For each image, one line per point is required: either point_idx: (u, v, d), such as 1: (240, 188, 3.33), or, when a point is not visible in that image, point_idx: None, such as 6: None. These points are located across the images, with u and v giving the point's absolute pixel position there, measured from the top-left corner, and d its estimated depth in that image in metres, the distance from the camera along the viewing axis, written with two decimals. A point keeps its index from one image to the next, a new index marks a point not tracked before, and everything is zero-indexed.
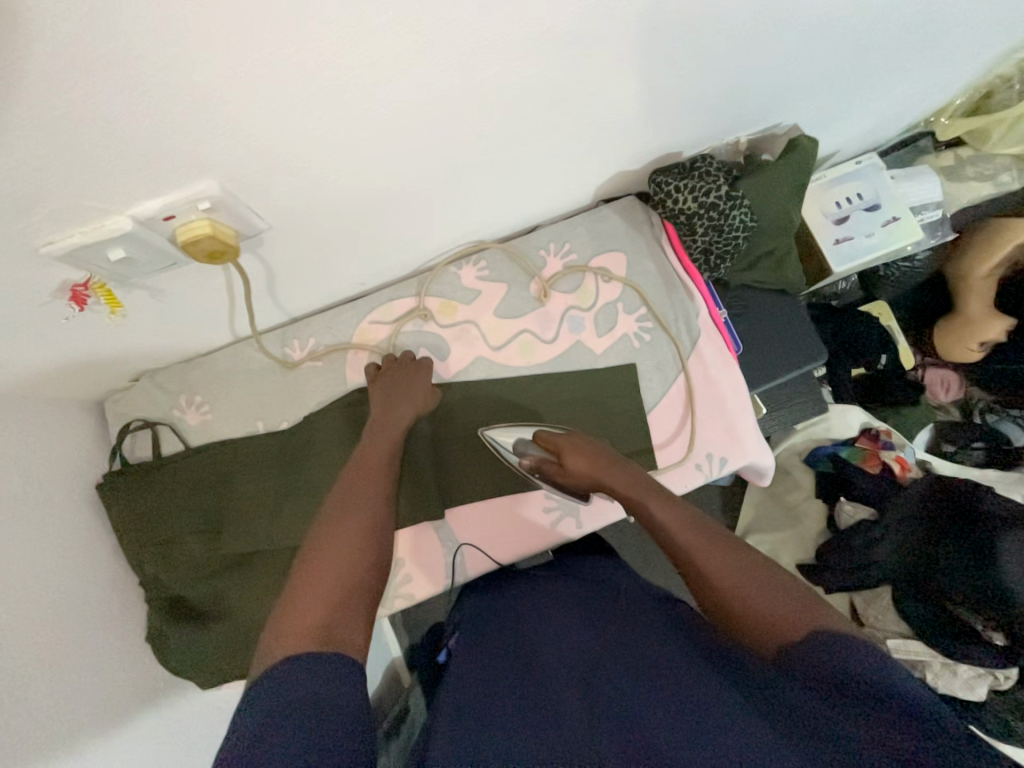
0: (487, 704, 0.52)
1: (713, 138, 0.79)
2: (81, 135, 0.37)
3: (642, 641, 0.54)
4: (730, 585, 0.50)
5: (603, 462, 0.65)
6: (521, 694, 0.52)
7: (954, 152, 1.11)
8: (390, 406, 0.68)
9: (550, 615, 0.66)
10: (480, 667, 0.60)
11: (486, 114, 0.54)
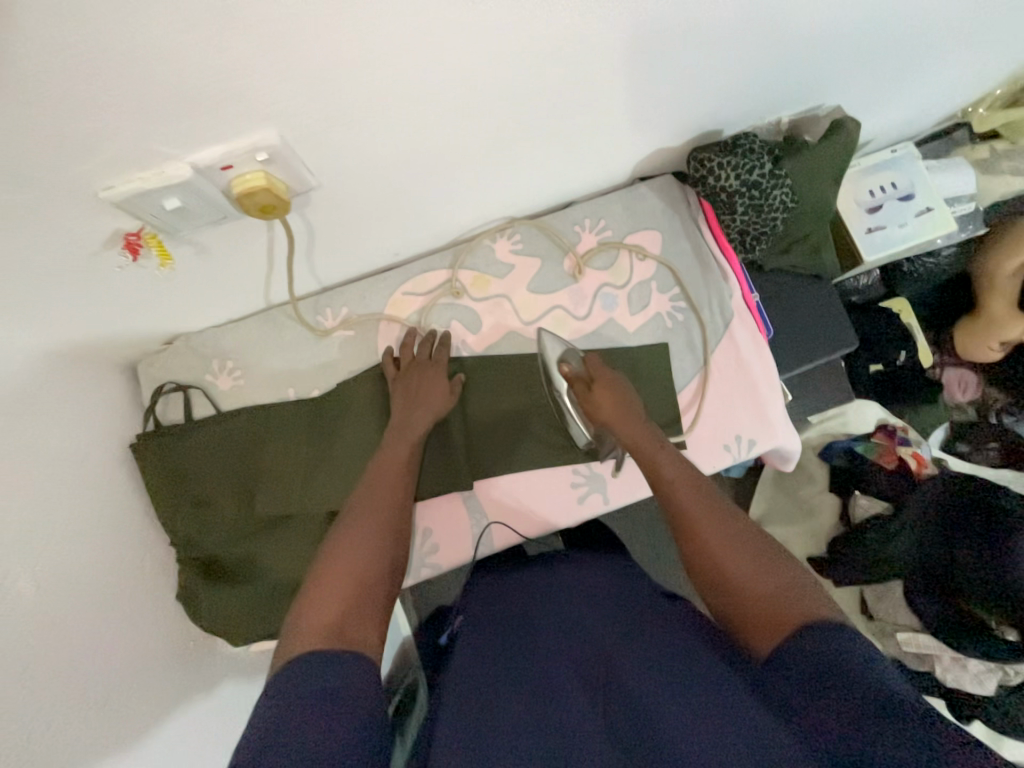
0: (497, 688, 0.53)
1: (755, 117, 0.78)
2: (152, 75, 0.37)
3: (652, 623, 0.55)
4: (726, 551, 0.53)
5: (625, 413, 0.68)
6: (532, 676, 0.53)
7: (989, 145, 1.09)
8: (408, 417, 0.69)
9: (560, 591, 0.67)
10: (487, 647, 0.61)
11: (539, 74, 0.54)
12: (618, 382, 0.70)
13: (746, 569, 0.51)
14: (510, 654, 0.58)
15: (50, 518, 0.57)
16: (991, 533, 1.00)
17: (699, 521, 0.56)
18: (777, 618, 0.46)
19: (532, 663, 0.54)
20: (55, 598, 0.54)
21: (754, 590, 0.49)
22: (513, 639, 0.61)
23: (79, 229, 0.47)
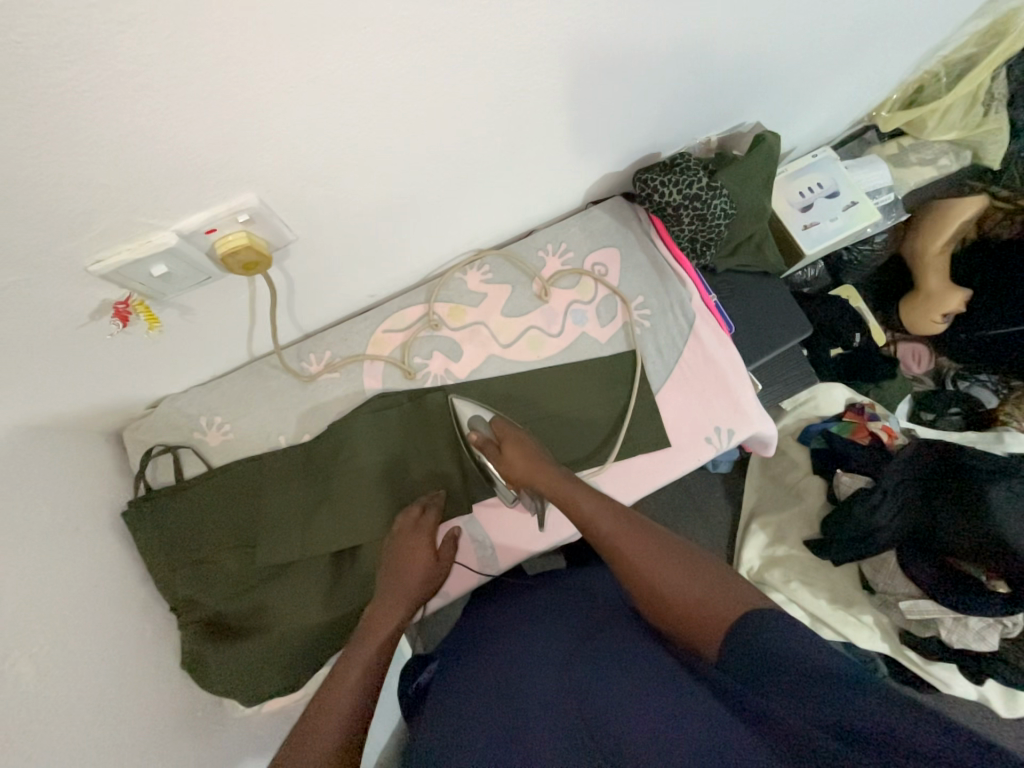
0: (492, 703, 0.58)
1: (688, 137, 0.87)
2: (138, 154, 0.40)
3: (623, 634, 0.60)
4: (662, 574, 0.57)
5: (542, 467, 0.69)
6: (516, 691, 0.57)
7: (897, 142, 1.22)
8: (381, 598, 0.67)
9: (543, 611, 0.71)
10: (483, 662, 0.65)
11: (492, 118, 0.60)
12: (526, 438, 0.72)
13: (685, 582, 0.56)
14: (497, 672, 0.62)
15: (48, 596, 0.56)
16: (966, 492, 1.03)
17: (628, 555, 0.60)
18: (720, 619, 0.51)
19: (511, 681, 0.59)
20: (58, 678, 0.53)
21: (693, 606, 0.54)
22: (504, 650, 0.66)
23: (70, 302, 0.49)
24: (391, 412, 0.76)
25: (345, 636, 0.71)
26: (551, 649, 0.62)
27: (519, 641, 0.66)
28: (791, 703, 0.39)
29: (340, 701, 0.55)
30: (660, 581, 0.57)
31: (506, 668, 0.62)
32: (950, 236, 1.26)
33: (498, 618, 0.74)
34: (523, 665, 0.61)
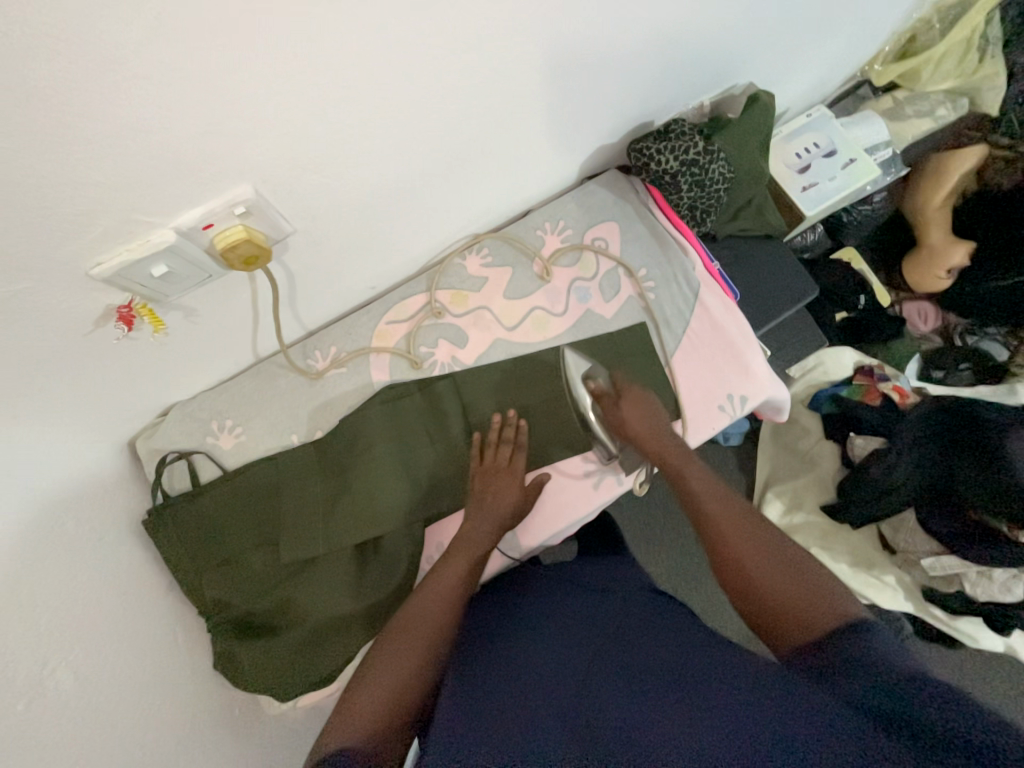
0: (528, 674, 0.58)
1: (680, 103, 0.85)
2: (129, 150, 0.40)
3: (644, 636, 0.61)
4: (749, 554, 0.59)
5: (655, 428, 0.74)
6: (553, 669, 0.58)
7: (892, 96, 1.20)
8: (474, 526, 0.72)
9: (572, 602, 0.72)
10: (515, 638, 0.66)
11: (481, 95, 0.58)
12: (645, 399, 0.76)
13: (773, 570, 0.57)
14: (529, 648, 0.63)
15: (79, 607, 0.56)
16: (983, 442, 1.02)
17: (726, 530, 0.62)
18: (809, 615, 0.52)
19: (546, 659, 0.60)
20: (96, 685, 0.54)
21: (788, 599, 0.54)
22: (535, 634, 0.66)
23: (73, 310, 0.48)
24: (402, 400, 0.76)
25: (373, 628, 0.71)
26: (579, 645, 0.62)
27: (550, 628, 0.66)
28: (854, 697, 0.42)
29: (422, 639, 0.60)
30: (754, 562, 0.58)
31: (536, 646, 0.63)
32: (950, 189, 1.24)
33: (528, 600, 0.74)
34: (558, 649, 0.62)
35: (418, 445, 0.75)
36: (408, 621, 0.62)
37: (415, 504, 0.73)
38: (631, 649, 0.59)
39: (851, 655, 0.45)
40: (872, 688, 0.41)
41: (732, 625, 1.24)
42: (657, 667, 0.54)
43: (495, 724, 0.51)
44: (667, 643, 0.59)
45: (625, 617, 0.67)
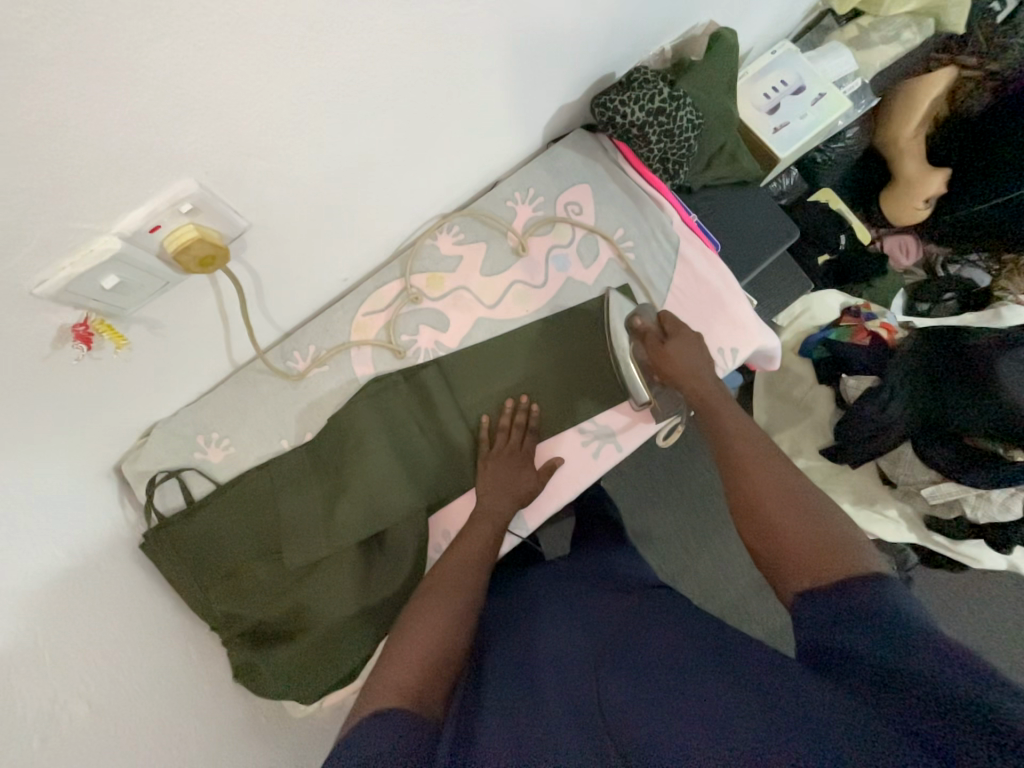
0: (536, 676, 0.56)
1: (641, 51, 0.81)
2: (52, 150, 0.37)
3: (639, 626, 0.60)
4: (776, 502, 0.58)
5: (698, 369, 0.71)
6: (556, 672, 0.56)
7: (856, 23, 1.16)
8: (492, 498, 0.72)
9: (567, 601, 0.71)
10: (520, 640, 0.64)
11: (430, 61, 0.55)
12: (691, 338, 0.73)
13: (798, 515, 0.55)
14: (540, 642, 0.62)
15: (83, 637, 0.55)
16: (973, 369, 1.03)
17: (752, 475, 0.61)
18: (835, 553, 0.50)
19: (557, 652, 0.60)
20: (114, 713, 0.53)
21: (810, 539, 0.53)
22: (545, 629, 0.65)
23: (25, 334, 0.45)
24: (390, 392, 0.74)
25: (388, 622, 0.71)
26: (588, 636, 0.62)
27: (558, 623, 0.66)
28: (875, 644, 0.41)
29: (452, 607, 0.60)
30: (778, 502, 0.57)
31: (547, 639, 0.63)
32: (922, 116, 1.21)
33: (530, 604, 0.73)
34: (558, 650, 0.60)
35: (412, 436, 0.73)
36: (437, 590, 0.62)
37: (416, 494, 0.72)
38: (627, 640, 0.58)
39: (867, 607, 0.43)
40: (890, 640, 0.41)
41: (744, 576, 1.26)
42: (651, 655, 0.53)
43: (514, 713, 0.50)
44: (662, 630, 0.58)
45: (620, 610, 0.65)
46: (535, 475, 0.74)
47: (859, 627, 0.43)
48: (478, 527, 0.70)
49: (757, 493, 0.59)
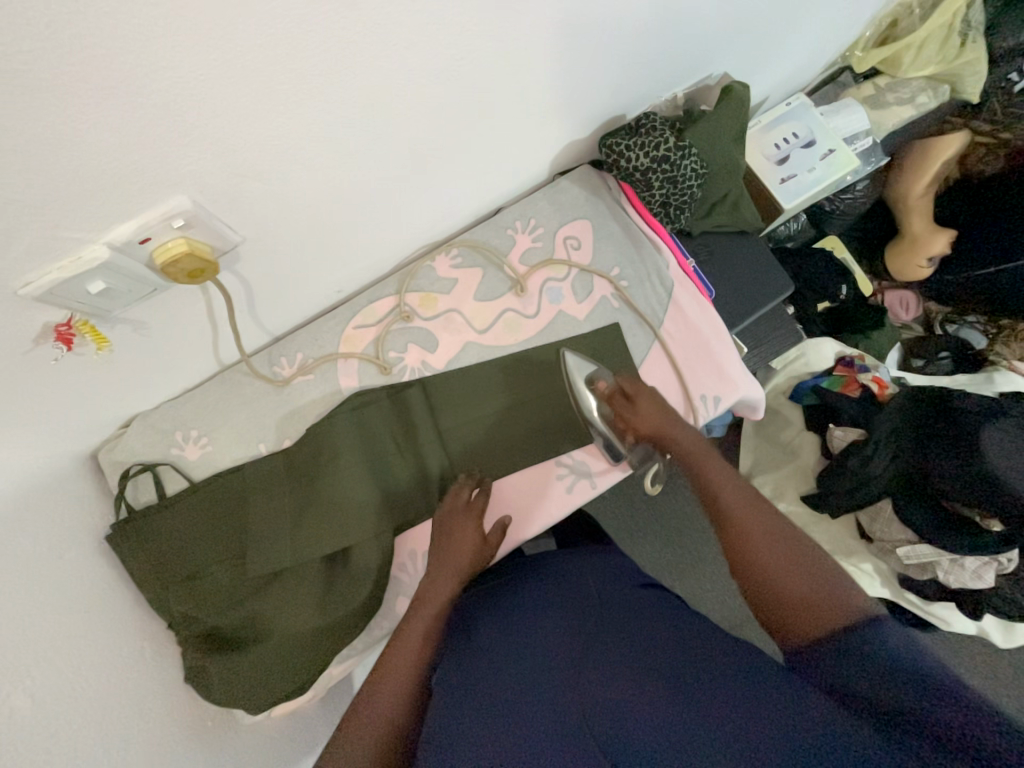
0: (490, 686, 0.58)
1: (653, 95, 0.83)
2: (47, 164, 0.37)
3: (632, 629, 0.62)
4: (769, 551, 0.59)
5: (672, 422, 0.74)
6: (543, 674, 0.57)
7: (873, 82, 1.18)
8: (435, 578, 0.70)
9: (541, 604, 0.72)
10: (486, 644, 0.66)
11: (433, 98, 0.56)
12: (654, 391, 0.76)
13: (790, 562, 0.58)
14: (536, 636, 0.65)
15: (36, 630, 0.55)
16: (960, 431, 1.03)
17: (747, 521, 0.63)
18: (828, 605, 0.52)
19: (551, 646, 0.62)
20: (56, 712, 0.53)
21: (805, 590, 0.55)
22: (541, 623, 0.67)
23: (6, 331, 0.46)
24: (372, 407, 0.75)
25: (345, 637, 0.71)
26: (585, 630, 0.63)
27: (559, 617, 0.68)
28: (890, 685, 0.42)
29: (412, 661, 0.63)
30: (768, 550, 0.59)
31: (545, 633, 0.65)
32: (932, 177, 1.23)
33: (507, 605, 0.73)
34: (518, 657, 0.61)
35: (387, 454, 0.74)
36: (398, 645, 0.64)
37: (385, 513, 0.72)
38: (598, 649, 0.59)
39: (884, 657, 0.44)
40: (903, 682, 0.41)
41: (714, 616, 1.26)
42: (629, 663, 0.55)
43: (497, 715, 0.53)
44: (643, 636, 0.60)
45: (594, 618, 0.66)
46: (477, 544, 0.72)
47: (876, 671, 0.43)
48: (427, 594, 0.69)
49: (751, 539, 0.61)
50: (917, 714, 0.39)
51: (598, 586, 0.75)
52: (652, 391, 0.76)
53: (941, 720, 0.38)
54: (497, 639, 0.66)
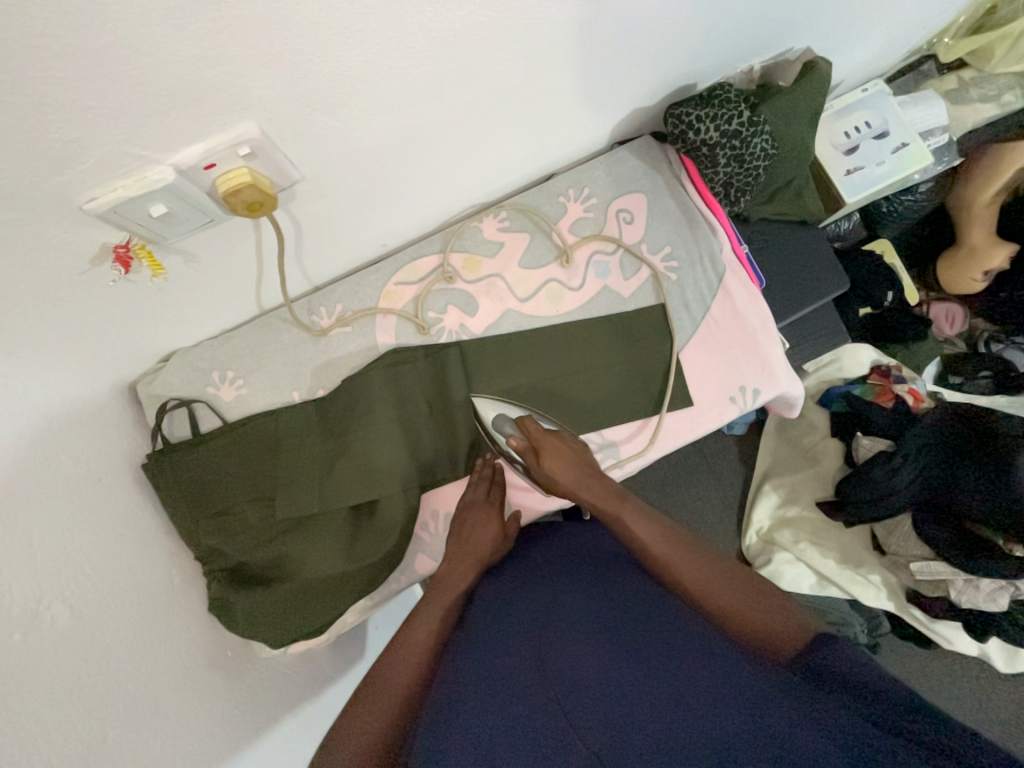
0: (480, 673, 0.57)
1: (727, 67, 0.78)
2: (122, 74, 0.36)
3: (634, 613, 0.60)
4: (711, 595, 0.59)
5: (582, 478, 0.70)
6: (538, 652, 0.58)
7: (957, 75, 1.10)
8: (455, 562, 0.73)
9: (527, 585, 0.71)
10: (474, 627, 0.65)
11: (513, 42, 0.53)
12: (563, 444, 0.71)
13: (736, 603, 0.57)
14: (535, 611, 0.65)
15: (75, 544, 0.57)
16: (992, 458, 0.99)
17: (680, 570, 0.62)
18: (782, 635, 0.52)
19: (548, 620, 0.62)
20: (91, 623, 0.55)
21: (746, 614, 0.56)
22: (541, 598, 0.67)
23: (69, 245, 0.46)
24: (409, 364, 0.75)
25: (362, 585, 0.72)
26: (584, 606, 0.63)
27: (561, 592, 0.67)
28: (865, 702, 0.42)
29: (414, 658, 0.62)
30: (707, 594, 0.59)
31: (544, 610, 0.64)
32: (1002, 184, 1.13)
33: (510, 578, 0.73)
34: (506, 644, 0.61)
35: (419, 415, 0.74)
36: (398, 648, 0.64)
37: (412, 471, 0.72)
38: (587, 633, 0.58)
39: (856, 674, 0.44)
40: (876, 698, 0.41)
41: None
42: (628, 652, 0.55)
43: (494, 694, 0.54)
44: (642, 622, 0.59)
45: (581, 597, 0.65)
46: (497, 532, 0.75)
47: (850, 688, 0.43)
48: (440, 591, 0.71)
49: (692, 589, 0.60)
50: (888, 727, 0.40)
51: (592, 563, 0.73)
52: (558, 436, 0.72)
53: (913, 737, 0.38)
54: (484, 621, 0.66)
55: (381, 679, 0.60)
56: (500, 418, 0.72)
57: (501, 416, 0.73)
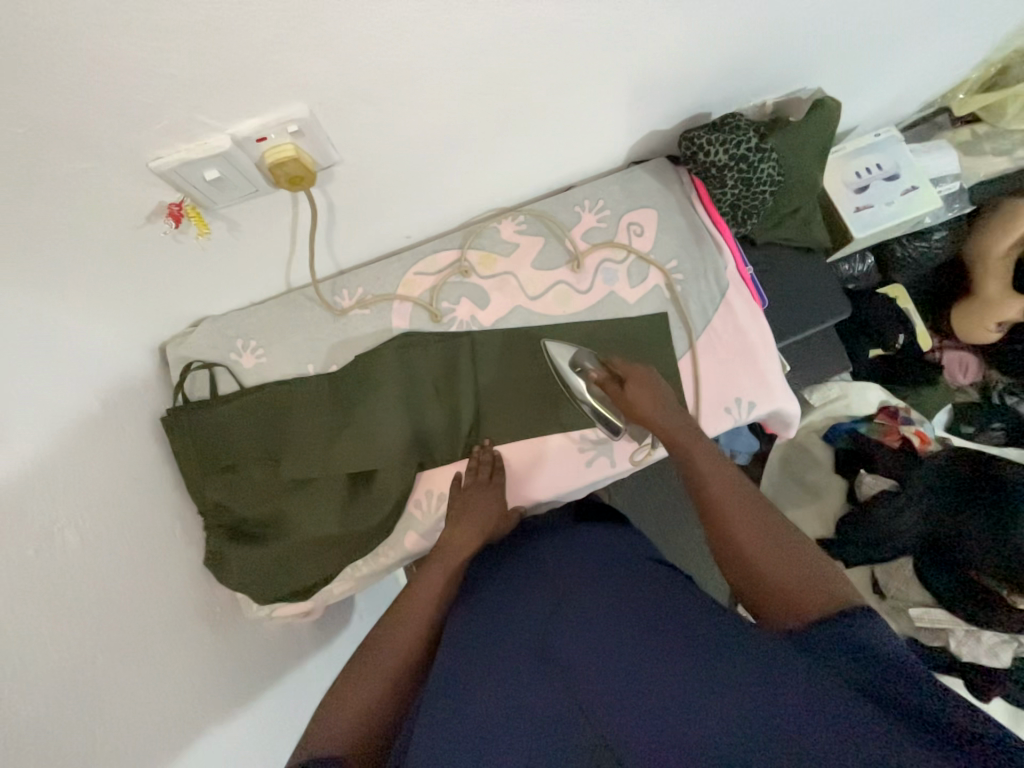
0: (478, 648, 0.57)
1: (743, 100, 0.84)
2: (199, 50, 0.42)
3: (638, 587, 0.59)
4: (759, 545, 0.57)
5: (657, 406, 0.71)
6: (537, 628, 0.56)
7: (970, 129, 1.15)
8: (455, 531, 0.74)
9: (531, 563, 0.70)
10: (477, 605, 0.64)
11: (544, 60, 0.59)
12: (650, 378, 0.72)
13: (776, 558, 0.55)
14: (535, 585, 0.64)
15: (93, 477, 0.61)
16: (996, 504, 1.00)
17: (727, 507, 0.61)
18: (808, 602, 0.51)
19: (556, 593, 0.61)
20: (98, 551, 0.59)
21: (781, 573, 0.54)
22: (547, 570, 0.66)
23: (128, 199, 0.52)
24: (418, 346, 0.79)
25: (353, 550, 0.75)
26: (590, 577, 0.61)
27: (563, 564, 0.66)
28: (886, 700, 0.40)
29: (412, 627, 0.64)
30: (752, 540, 0.57)
31: (550, 583, 0.63)
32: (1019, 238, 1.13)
33: (513, 555, 0.73)
34: (508, 617, 0.60)
35: (423, 394, 0.77)
36: (391, 619, 0.65)
37: (412, 446, 0.76)
38: (588, 606, 0.56)
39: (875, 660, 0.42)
40: (900, 690, 0.40)
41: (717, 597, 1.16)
42: (624, 622, 0.53)
43: (492, 669, 0.53)
44: (647, 596, 0.56)
45: (583, 571, 0.63)
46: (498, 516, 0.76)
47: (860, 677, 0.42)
48: (437, 562, 0.71)
49: (732, 531, 0.59)
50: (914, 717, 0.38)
51: (602, 536, 0.72)
52: (645, 369, 0.74)
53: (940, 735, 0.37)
54: (487, 596, 0.65)
55: (373, 653, 0.60)
56: (577, 355, 0.75)
57: (580, 355, 0.75)
